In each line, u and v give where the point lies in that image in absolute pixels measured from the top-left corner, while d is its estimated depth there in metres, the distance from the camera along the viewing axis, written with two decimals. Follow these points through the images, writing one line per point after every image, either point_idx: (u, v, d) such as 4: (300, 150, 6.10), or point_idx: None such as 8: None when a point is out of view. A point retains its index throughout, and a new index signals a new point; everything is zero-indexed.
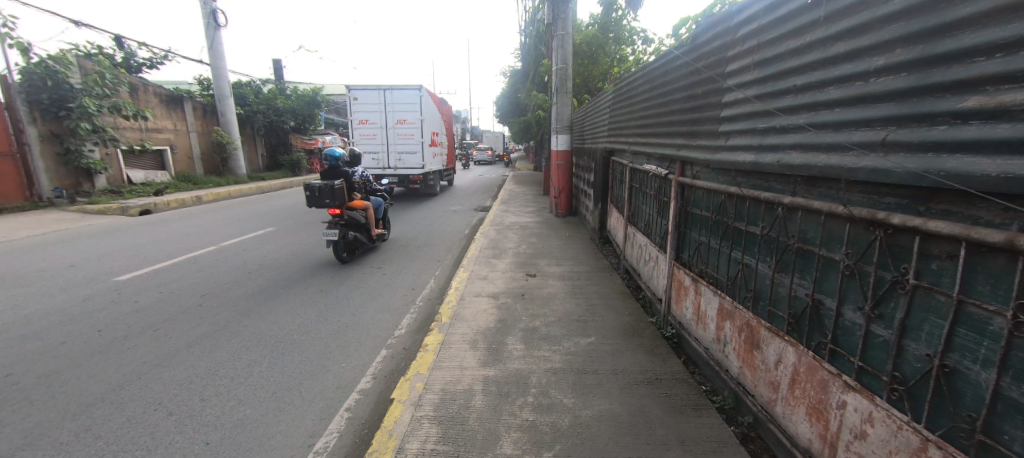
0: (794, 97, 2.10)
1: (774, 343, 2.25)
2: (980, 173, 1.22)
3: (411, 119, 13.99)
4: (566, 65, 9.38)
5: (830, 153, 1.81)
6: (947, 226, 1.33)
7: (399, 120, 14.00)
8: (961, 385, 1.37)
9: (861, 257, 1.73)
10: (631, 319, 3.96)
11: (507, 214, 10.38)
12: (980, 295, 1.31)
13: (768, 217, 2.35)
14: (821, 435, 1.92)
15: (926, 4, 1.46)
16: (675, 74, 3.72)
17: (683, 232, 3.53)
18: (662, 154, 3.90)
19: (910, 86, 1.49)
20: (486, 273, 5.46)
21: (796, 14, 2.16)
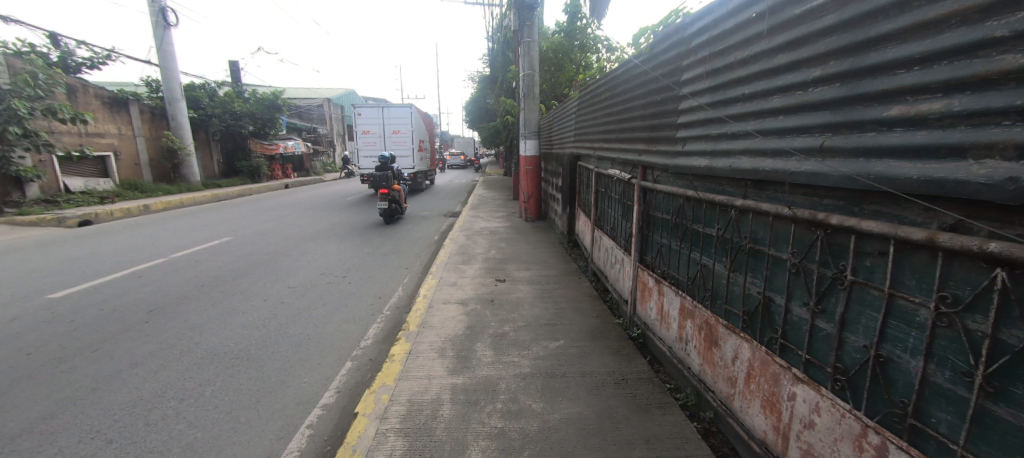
0: (743, 104, 2.22)
1: (731, 340, 2.35)
2: (903, 176, 1.33)
3: (404, 128, 16.77)
4: (533, 72, 9.49)
5: (775, 158, 1.92)
6: (877, 225, 1.43)
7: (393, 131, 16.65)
8: (894, 373, 1.48)
9: (804, 255, 1.84)
10: (598, 321, 4.02)
11: (476, 219, 10.32)
12: (907, 288, 1.42)
13: (723, 219, 2.46)
14: (774, 426, 2.02)
15: (855, 20, 1.58)
16: (635, 81, 3.84)
17: (646, 235, 3.64)
18: (625, 159, 4.01)
19: (843, 95, 1.60)
20: (455, 279, 5.40)
21: (742, 27, 2.28)
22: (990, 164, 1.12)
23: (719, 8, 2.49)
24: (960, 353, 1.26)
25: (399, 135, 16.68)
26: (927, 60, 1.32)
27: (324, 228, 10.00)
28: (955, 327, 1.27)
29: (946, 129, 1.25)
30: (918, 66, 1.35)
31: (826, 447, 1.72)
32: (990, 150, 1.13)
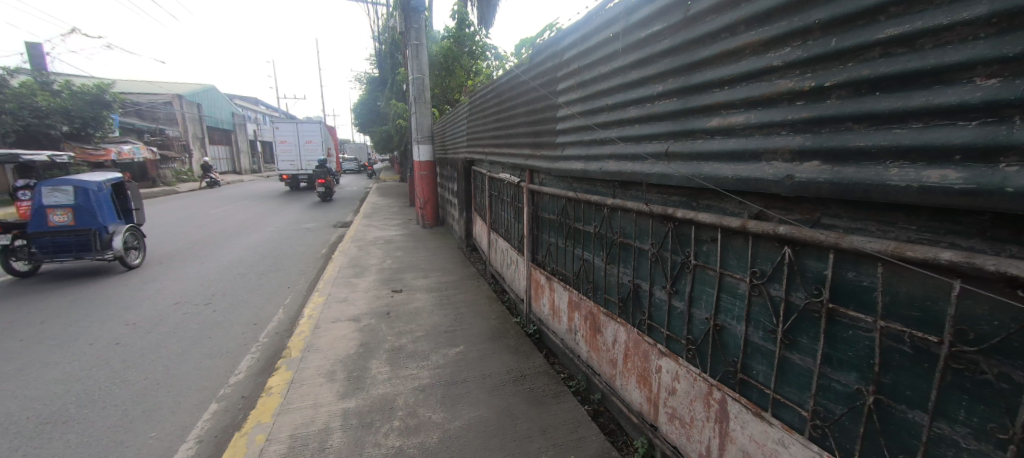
0: (607, 113, 2.47)
1: (611, 325, 2.60)
2: (722, 176, 1.63)
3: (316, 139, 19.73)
4: (423, 75, 9.30)
5: (634, 161, 2.18)
6: (709, 217, 1.72)
7: (307, 141, 19.54)
8: (726, 338, 1.80)
9: (660, 245, 2.13)
10: (497, 322, 4.10)
11: (369, 228, 9.72)
12: (731, 267, 1.73)
13: (598, 216, 2.71)
14: (647, 397, 2.29)
15: (682, 45, 1.88)
16: (519, 89, 4.02)
17: (536, 235, 3.84)
18: (513, 164, 4.17)
19: (678, 108, 1.90)
20: (345, 294, 5.00)
21: (603, 44, 2.54)
22: (776, 165, 1.43)
23: (584, 26, 2.75)
24: (767, 315, 1.59)
25: (312, 144, 19.58)
26: (733, 81, 1.63)
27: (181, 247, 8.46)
28: (763, 294, 1.59)
29: (748, 137, 1.55)
30: (728, 87, 1.65)
31: (685, 408, 2.00)
32: (776, 154, 1.44)
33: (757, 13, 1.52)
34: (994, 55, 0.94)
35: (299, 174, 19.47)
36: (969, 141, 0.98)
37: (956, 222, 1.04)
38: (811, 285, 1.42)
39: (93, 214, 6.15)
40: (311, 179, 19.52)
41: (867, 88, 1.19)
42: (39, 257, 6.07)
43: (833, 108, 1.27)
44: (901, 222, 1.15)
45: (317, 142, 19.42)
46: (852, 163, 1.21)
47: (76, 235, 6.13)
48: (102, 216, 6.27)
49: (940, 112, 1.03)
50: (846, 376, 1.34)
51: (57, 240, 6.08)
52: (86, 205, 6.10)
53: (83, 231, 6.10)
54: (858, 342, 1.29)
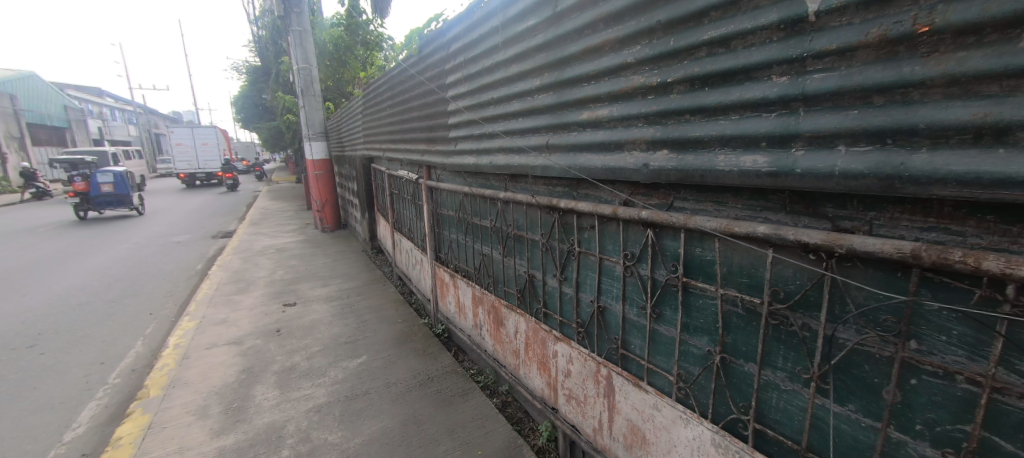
0: (493, 107, 2.47)
1: (511, 317, 2.64)
2: (594, 167, 1.73)
3: (213, 141, 20.61)
4: (310, 65, 8.50)
5: (521, 155, 2.22)
6: (586, 205, 1.81)
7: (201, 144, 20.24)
8: (608, 317, 1.92)
9: (549, 235, 2.20)
10: (404, 325, 3.92)
11: (258, 236, 8.67)
12: (609, 251, 1.85)
13: (493, 211, 2.73)
14: (547, 382, 2.37)
15: (553, 41, 1.94)
16: (409, 83, 3.86)
17: (438, 232, 3.75)
18: (410, 160, 4.02)
19: (554, 101, 1.96)
20: (225, 314, 4.38)
21: (484, 38, 2.52)
22: (635, 154, 1.55)
23: (467, 19, 2.70)
24: (639, 292, 1.73)
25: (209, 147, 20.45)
26: (596, 77, 1.72)
27: (79, 241, 8.93)
28: (635, 274, 1.73)
29: (612, 129, 1.66)
30: (594, 81, 1.74)
31: (579, 387, 2.11)
32: (634, 144, 1.55)
33: (611, 11, 1.61)
34: (783, 56, 1.10)
35: (196, 172, 20.18)
36: (770, 130, 1.14)
37: (765, 200, 1.23)
38: (669, 262, 1.57)
39: (125, 187, 11.68)
40: (210, 176, 20.41)
41: (699, 83, 1.33)
42: (97, 208, 11.34)
43: (675, 102, 1.40)
44: (729, 202, 1.33)
45: (213, 144, 20.58)
46: (691, 151, 1.35)
47: (117, 197, 11.63)
48: (127, 188, 11.80)
49: (750, 104, 1.19)
50: (700, 340, 1.51)
51: (107, 200, 11.50)
52: (120, 182, 11.54)
53: (121, 194, 11.53)
54: (706, 309, 1.47)
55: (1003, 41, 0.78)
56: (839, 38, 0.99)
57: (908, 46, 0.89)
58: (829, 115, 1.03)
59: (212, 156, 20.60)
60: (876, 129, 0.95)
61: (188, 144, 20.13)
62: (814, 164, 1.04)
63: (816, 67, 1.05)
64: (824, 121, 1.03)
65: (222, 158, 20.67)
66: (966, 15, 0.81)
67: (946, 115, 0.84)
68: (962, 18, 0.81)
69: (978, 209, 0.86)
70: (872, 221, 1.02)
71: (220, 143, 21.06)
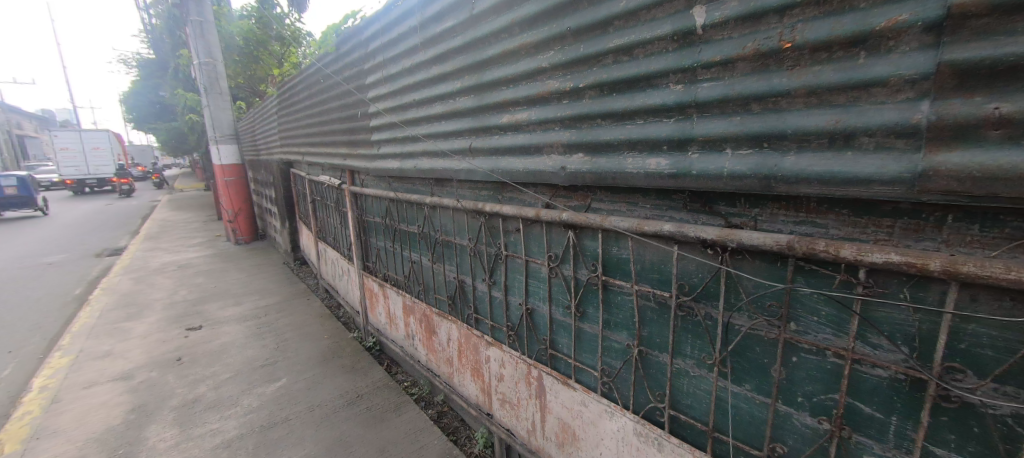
0: (415, 109, 2.39)
1: (443, 324, 2.57)
2: (515, 170, 1.74)
3: (106, 145, 17.82)
4: (214, 60, 7.67)
5: (445, 159, 2.17)
6: (509, 208, 1.82)
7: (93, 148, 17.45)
8: (537, 319, 1.94)
9: (476, 240, 2.18)
10: (330, 341, 3.65)
11: (156, 252, 7.63)
12: (535, 254, 1.87)
13: (420, 216, 2.64)
14: (481, 388, 2.34)
15: (471, 43, 1.92)
16: (327, 82, 3.63)
17: (364, 240, 3.55)
18: (331, 164, 3.77)
19: (475, 104, 1.94)
20: (112, 345, 3.78)
21: (403, 37, 2.43)
22: (553, 157, 1.58)
23: (384, 17, 2.59)
24: (563, 292, 1.77)
25: (101, 151, 17.65)
26: (514, 80, 1.73)
27: None
28: (559, 275, 1.76)
29: (532, 132, 1.68)
30: (512, 85, 1.75)
31: (511, 390, 2.11)
32: (552, 147, 1.59)
33: (525, 16, 1.63)
34: (677, 65, 1.18)
35: (84, 179, 17.48)
36: (669, 134, 1.22)
37: (669, 200, 1.31)
38: (590, 262, 1.62)
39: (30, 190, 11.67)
40: (103, 183, 17.82)
41: (608, 89, 1.38)
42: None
43: (588, 106, 1.44)
44: (639, 203, 1.40)
45: (106, 148, 17.72)
46: (603, 154, 1.41)
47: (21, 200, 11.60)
48: (31, 190, 11.73)
49: (651, 110, 1.26)
50: (620, 335, 1.58)
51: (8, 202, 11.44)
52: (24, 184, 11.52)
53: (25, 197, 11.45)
54: (624, 305, 1.53)
55: (847, 58, 0.90)
56: (722, 51, 1.09)
57: (776, 60, 0.99)
58: (716, 121, 1.12)
59: (101, 162, 17.91)
60: (755, 134, 1.04)
61: (73, 149, 17.09)
62: (707, 165, 1.13)
63: (705, 76, 1.13)
64: (713, 127, 1.12)
65: (114, 163, 18.04)
66: (819, 33, 0.92)
67: (807, 122, 0.95)
68: (817, 36, 0.92)
69: (835, 204, 0.98)
70: (757, 217, 1.13)
71: (110, 145, 18.36)
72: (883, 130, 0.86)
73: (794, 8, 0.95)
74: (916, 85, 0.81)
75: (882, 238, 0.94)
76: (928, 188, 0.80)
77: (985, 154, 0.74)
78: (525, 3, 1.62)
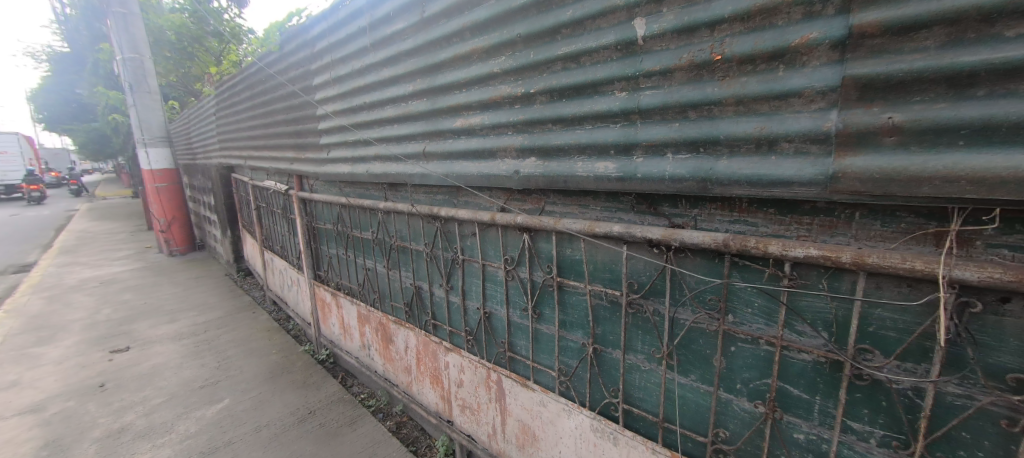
0: (366, 112, 2.33)
1: (400, 332, 2.51)
2: (470, 174, 1.74)
3: (11, 149, 15.85)
4: (141, 56, 7.04)
5: (398, 163, 2.13)
6: (465, 213, 1.81)
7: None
8: (495, 322, 1.95)
9: (432, 244, 2.15)
10: (279, 356, 3.44)
11: (73, 267, 6.85)
12: (491, 257, 1.87)
13: (374, 222, 2.57)
14: (441, 396, 2.30)
15: (423, 46, 1.90)
16: (271, 82, 3.44)
17: (314, 248, 3.39)
18: (277, 169, 3.57)
19: (428, 108, 1.92)
20: (19, 374, 3.35)
21: (352, 38, 2.35)
22: (506, 161, 1.60)
23: (330, 16, 2.50)
24: (520, 295, 1.79)
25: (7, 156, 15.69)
26: (467, 84, 1.73)
27: None
28: (515, 278, 1.77)
29: (485, 136, 1.68)
30: (465, 89, 1.75)
31: (471, 396, 2.09)
32: (506, 152, 1.60)
33: (476, 21, 1.63)
34: (621, 73, 1.24)
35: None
36: (616, 139, 1.27)
37: (618, 202, 1.36)
38: (545, 264, 1.65)
39: None
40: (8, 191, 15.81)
41: (558, 95, 1.41)
42: None
43: (539, 111, 1.47)
44: (590, 205, 1.44)
45: (14, 152, 15.79)
46: (555, 158, 1.44)
47: None
48: None
49: (599, 116, 1.31)
50: (575, 334, 1.62)
51: None
52: None
53: None
54: (578, 305, 1.57)
55: (768, 70, 0.98)
56: (661, 60, 1.15)
57: (709, 70, 1.07)
58: (658, 127, 1.18)
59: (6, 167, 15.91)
60: (692, 139, 1.11)
61: None
62: (650, 169, 1.19)
63: (647, 84, 1.19)
64: (655, 132, 1.18)
65: (22, 168, 16.08)
66: (745, 47, 1.00)
67: (737, 129, 1.03)
68: (743, 50, 1.00)
69: (764, 204, 1.07)
70: (697, 217, 1.20)
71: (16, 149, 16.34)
72: (800, 136, 0.94)
73: (723, 23, 1.03)
74: (826, 96, 0.90)
75: (803, 234, 1.03)
76: (838, 188, 0.90)
77: (884, 157, 0.84)
78: (476, 9, 1.63)
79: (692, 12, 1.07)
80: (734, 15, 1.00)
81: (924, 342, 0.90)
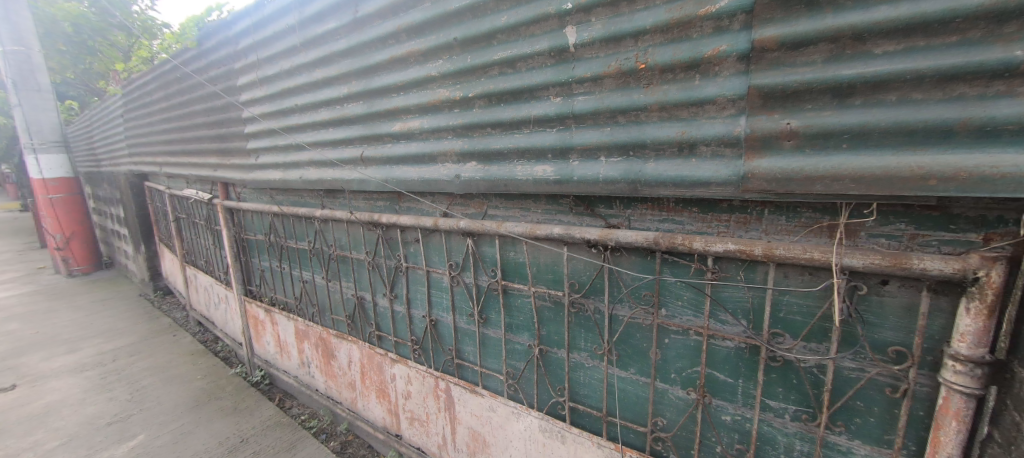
0: (298, 116, 2.20)
1: (342, 346, 2.38)
2: (411, 179, 1.70)
3: None
4: (26, 49, 6.13)
5: (334, 169, 2.03)
6: (407, 219, 1.77)
7: None
8: (441, 329, 1.91)
9: (374, 252, 2.07)
10: (205, 382, 3.13)
11: None
12: (436, 263, 1.84)
13: (310, 231, 2.42)
14: (388, 410, 2.21)
15: (357, 47, 1.83)
16: (188, 82, 3.15)
17: (244, 261, 3.13)
18: (197, 176, 3.26)
19: (364, 111, 1.85)
20: None
21: (279, 36, 2.21)
22: (447, 165, 1.58)
23: (254, 12, 2.33)
24: (465, 300, 1.77)
25: None
26: (404, 87, 1.69)
27: None
28: (460, 283, 1.75)
29: (425, 141, 1.66)
30: (402, 92, 1.71)
31: (420, 407, 2.03)
32: (446, 156, 1.58)
33: (411, 23, 1.60)
34: (555, 79, 1.27)
35: None
36: (552, 143, 1.30)
37: (557, 204, 1.39)
38: (489, 268, 1.65)
39: None
40: None
41: (496, 99, 1.42)
42: None
43: (478, 116, 1.47)
44: (531, 208, 1.46)
45: None
46: (495, 162, 1.45)
47: None
48: None
49: (536, 120, 1.33)
50: (521, 336, 1.63)
51: None
52: None
53: None
54: (523, 307, 1.59)
55: (686, 79, 1.05)
56: (591, 68, 1.20)
57: (634, 78, 1.13)
58: (591, 131, 1.22)
59: None
60: (622, 144, 1.17)
61: None
62: (585, 172, 1.23)
63: (579, 90, 1.24)
64: (589, 137, 1.22)
65: None
66: (665, 57, 1.07)
67: (662, 133, 1.10)
68: (663, 59, 1.07)
69: (688, 204, 1.15)
70: (630, 217, 1.26)
71: None
72: (716, 140, 1.02)
73: (645, 34, 1.09)
74: (736, 104, 0.98)
75: (722, 230, 1.11)
76: (749, 187, 0.98)
77: (786, 159, 0.93)
78: (411, 11, 1.60)
79: (617, 22, 1.13)
80: (654, 27, 1.07)
81: (824, 323, 1.01)
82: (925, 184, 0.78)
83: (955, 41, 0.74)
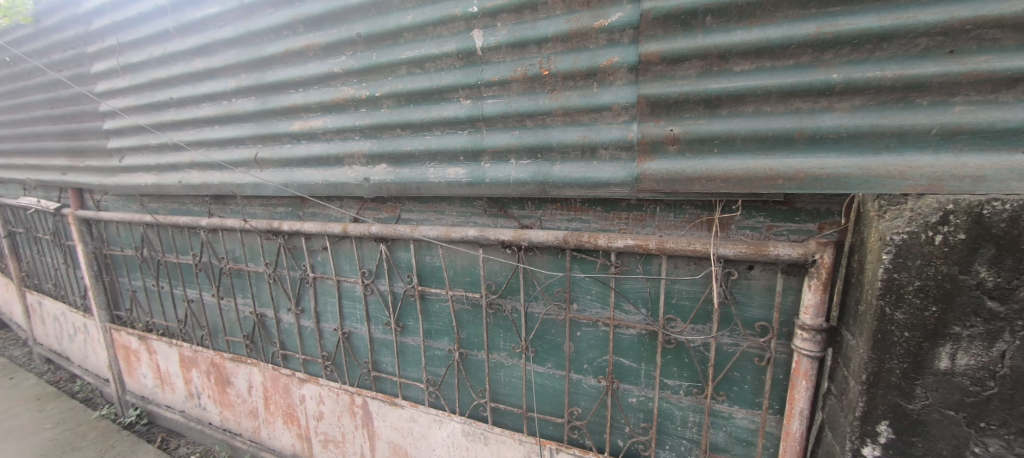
0: (174, 111, 1.91)
1: (240, 370, 2.12)
2: (315, 183, 1.57)
3: None
4: None
5: (223, 172, 1.81)
6: (313, 226, 1.64)
7: None
8: (356, 341, 1.80)
9: (275, 263, 1.88)
10: (57, 431, 2.56)
11: None
12: (347, 272, 1.73)
13: (196, 243, 2.13)
14: (297, 435, 2.02)
15: (245, 37, 1.64)
16: (23, 65, 2.56)
17: (108, 282, 2.64)
18: (38, 181, 2.67)
19: (257, 108, 1.67)
20: None
21: (146, 18, 1.90)
22: (355, 168, 1.50)
23: None
24: (381, 309, 1.69)
25: None
26: (304, 84, 1.56)
27: None
28: (375, 291, 1.67)
29: (329, 141, 1.55)
30: (301, 88, 1.58)
31: (334, 427, 1.89)
32: (353, 158, 1.49)
33: (308, 15, 1.48)
34: (464, 81, 1.27)
35: None
36: (464, 145, 1.30)
37: (472, 206, 1.40)
38: (405, 274, 1.59)
39: None
40: None
41: (405, 99, 1.38)
42: None
43: (386, 116, 1.41)
44: (446, 210, 1.45)
45: None
46: (406, 165, 1.40)
47: None
48: None
49: (447, 122, 1.32)
50: (440, 341, 1.59)
51: None
52: None
53: None
54: (441, 312, 1.56)
55: (586, 87, 1.12)
56: (498, 72, 1.22)
57: (539, 83, 1.17)
58: (501, 134, 1.24)
59: None
60: (530, 146, 1.20)
61: None
62: (497, 174, 1.25)
63: (488, 93, 1.25)
64: (499, 139, 1.24)
65: None
66: (566, 65, 1.13)
67: (567, 137, 1.15)
68: (565, 67, 1.12)
69: (593, 203, 1.22)
70: (541, 217, 1.30)
71: None
72: (613, 144, 1.10)
73: (547, 42, 1.14)
74: (628, 111, 1.08)
75: (623, 227, 1.21)
76: (642, 187, 1.07)
77: (671, 162, 1.03)
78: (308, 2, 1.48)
79: (521, 29, 1.17)
80: (556, 36, 1.12)
81: (706, 306, 1.15)
82: (775, 183, 0.93)
83: (791, 64, 0.89)
